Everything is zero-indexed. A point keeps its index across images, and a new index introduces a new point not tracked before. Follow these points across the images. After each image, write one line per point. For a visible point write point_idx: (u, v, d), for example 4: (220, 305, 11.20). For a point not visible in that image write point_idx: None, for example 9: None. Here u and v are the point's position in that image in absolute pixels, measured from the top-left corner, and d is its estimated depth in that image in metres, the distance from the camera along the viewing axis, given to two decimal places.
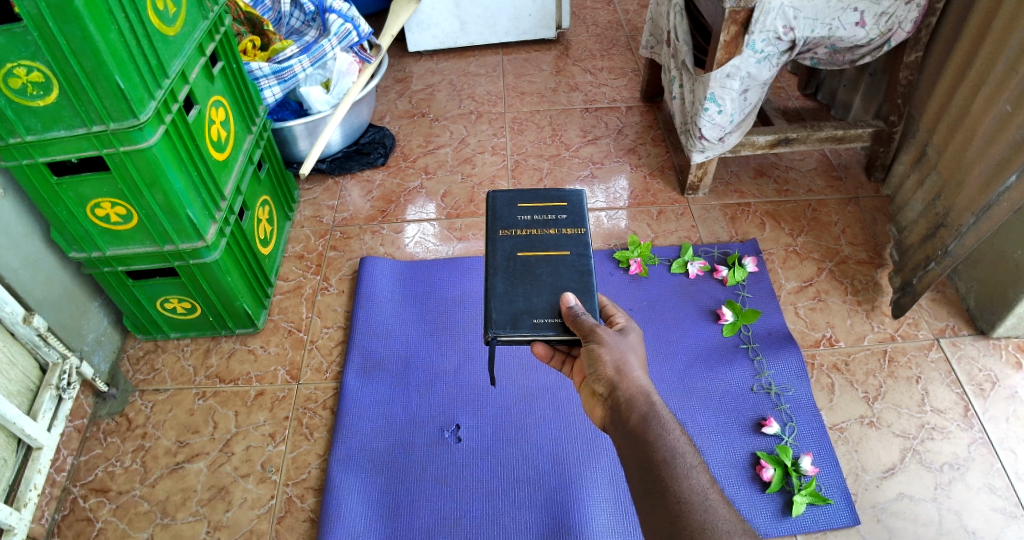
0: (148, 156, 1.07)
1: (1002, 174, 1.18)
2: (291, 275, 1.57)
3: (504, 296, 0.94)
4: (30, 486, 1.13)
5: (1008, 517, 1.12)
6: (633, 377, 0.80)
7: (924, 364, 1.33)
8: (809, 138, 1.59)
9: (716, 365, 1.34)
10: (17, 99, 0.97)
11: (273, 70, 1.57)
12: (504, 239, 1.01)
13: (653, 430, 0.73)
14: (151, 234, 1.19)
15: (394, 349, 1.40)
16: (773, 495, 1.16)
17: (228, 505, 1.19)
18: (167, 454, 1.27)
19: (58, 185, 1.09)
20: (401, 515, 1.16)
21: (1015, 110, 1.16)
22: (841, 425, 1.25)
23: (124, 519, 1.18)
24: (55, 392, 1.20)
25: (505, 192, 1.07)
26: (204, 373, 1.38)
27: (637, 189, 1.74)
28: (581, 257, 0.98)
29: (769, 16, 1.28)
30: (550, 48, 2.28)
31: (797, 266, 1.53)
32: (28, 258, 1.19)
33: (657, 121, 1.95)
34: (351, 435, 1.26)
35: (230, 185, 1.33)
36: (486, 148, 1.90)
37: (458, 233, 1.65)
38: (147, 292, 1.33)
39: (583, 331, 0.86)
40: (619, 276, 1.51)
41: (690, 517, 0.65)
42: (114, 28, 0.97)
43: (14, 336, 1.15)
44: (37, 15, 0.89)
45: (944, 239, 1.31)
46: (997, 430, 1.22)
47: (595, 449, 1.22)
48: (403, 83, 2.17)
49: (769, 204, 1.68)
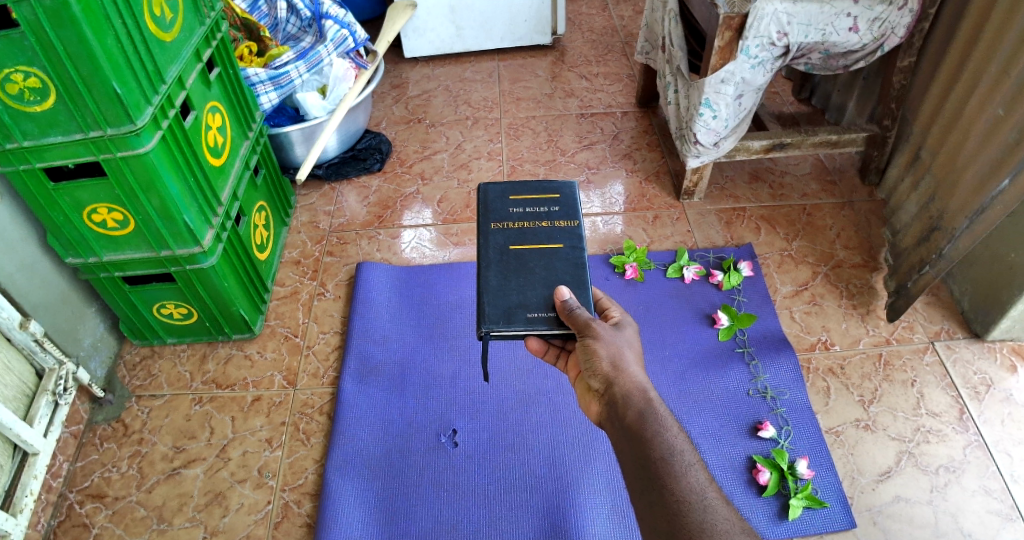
0: (145, 161, 1.07)
1: (996, 175, 1.19)
2: (288, 281, 1.57)
3: (498, 290, 0.95)
4: (26, 492, 1.12)
5: (1003, 520, 1.12)
6: (629, 373, 0.80)
7: (919, 367, 1.33)
8: (804, 143, 1.59)
9: (713, 369, 1.34)
10: (14, 105, 0.98)
11: (269, 76, 1.59)
12: (497, 232, 1.01)
13: (650, 427, 0.73)
14: (148, 239, 1.19)
15: (391, 354, 1.40)
16: (769, 498, 1.16)
17: (225, 511, 1.19)
18: (164, 459, 1.26)
19: (54, 190, 1.09)
20: (398, 520, 1.15)
21: (1008, 112, 1.17)
22: (838, 428, 1.25)
23: (121, 525, 1.18)
24: (51, 397, 1.20)
25: (497, 184, 1.07)
26: (201, 379, 1.39)
27: (632, 194, 1.75)
28: (574, 250, 0.99)
29: (763, 22, 1.29)
30: (546, 54, 2.29)
31: (792, 270, 1.54)
32: (25, 263, 1.19)
33: (652, 126, 1.96)
34: (347, 440, 1.26)
35: (227, 191, 1.33)
36: (482, 154, 1.91)
37: (455, 238, 1.66)
38: (143, 297, 1.33)
39: (578, 326, 0.87)
40: (615, 281, 1.52)
41: (690, 516, 0.65)
42: (112, 33, 0.97)
43: (11, 341, 1.15)
44: (35, 21, 0.90)
45: (938, 242, 1.32)
46: (993, 433, 1.23)
47: (592, 453, 1.22)
48: (400, 88, 2.18)
49: (764, 208, 1.69)
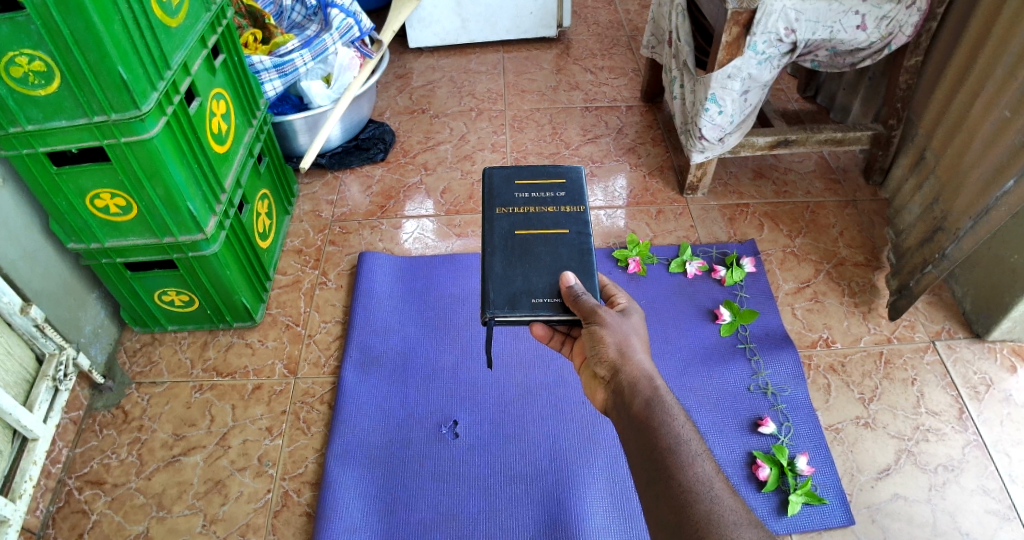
0: (148, 148, 1.06)
1: (1000, 178, 1.18)
2: (290, 270, 1.57)
3: (502, 276, 0.94)
4: (25, 477, 1.12)
5: (1001, 519, 1.12)
6: (635, 360, 0.80)
7: (920, 366, 1.34)
8: (808, 140, 1.59)
9: (715, 365, 1.34)
10: (19, 89, 0.97)
11: (274, 63, 1.57)
12: (502, 219, 1.01)
13: (656, 418, 0.73)
14: (151, 226, 1.19)
15: (393, 345, 1.40)
16: (769, 494, 1.16)
17: (224, 498, 1.19)
18: (164, 446, 1.26)
19: (57, 175, 1.09)
20: (399, 510, 1.15)
21: (1014, 114, 1.17)
22: (838, 425, 1.26)
23: (120, 512, 1.18)
24: (51, 383, 1.19)
25: (503, 170, 1.07)
26: (202, 366, 1.38)
27: (636, 188, 1.75)
28: (580, 236, 0.99)
29: (771, 18, 1.28)
30: (551, 46, 2.28)
31: (795, 267, 1.54)
32: (26, 251, 1.18)
33: (657, 120, 1.96)
34: (349, 430, 1.26)
35: (230, 178, 1.32)
36: (487, 145, 1.90)
37: (458, 230, 1.65)
38: (145, 284, 1.32)
39: (584, 312, 0.86)
40: (618, 274, 1.52)
41: (696, 507, 0.65)
42: (118, 19, 0.96)
43: (12, 326, 1.14)
44: (41, 4, 0.89)
45: (941, 242, 1.31)
46: (992, 433, 1.23)
47: (594, 446, 1.22)
48: (404, 79, 2.17)
49: (768, 205, 1.69)
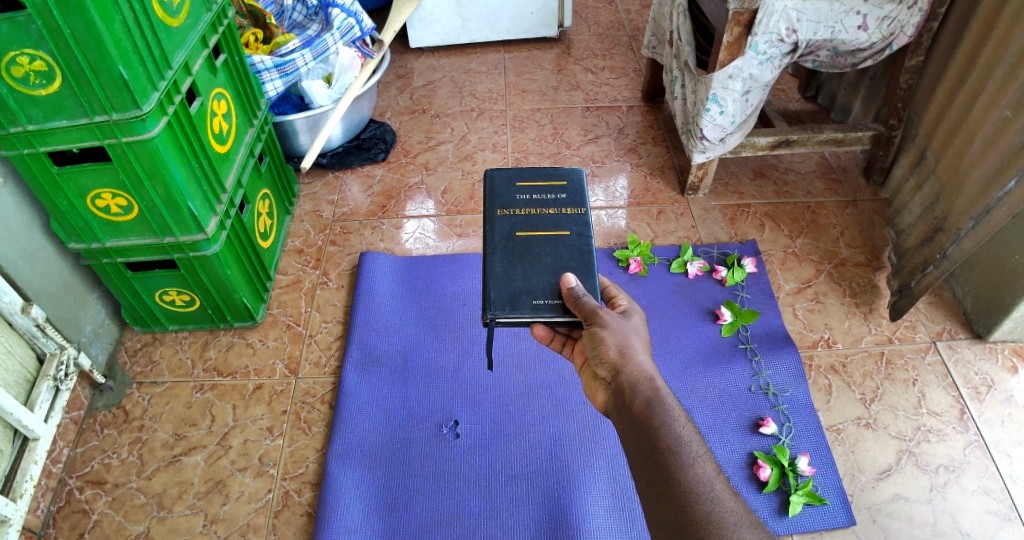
0: (149, 147, 1.06)
1: (1001, 179, 1.18)
2: (291, 270, 1.57)
3: (503, 276, 0.94)
4: (26, 477, 1.12)
5: (1002, 520, 1.12)
6: (636, 361, 0.80)
7: (921, 366, 1.34)
8: (809, 141, 1.59)
9: (715, 365, 1.34)
10: (19, 88, 0.97)
11: (275, 63, 1.57)
12: (502, 219, 1.01)
13: (657, 418, 0.73)
14: (151, 226, 1.19)
15: (393, 345, 1.40)
16: (770, 494, 1.16)
17: (224, 498, 1.19)
18: (164, 446, 1.26)
19: (58, 175, 1.09)
20: (399, 510, 1.15)
21: (1015, 115, 1.16)
22: (839, 425, 1.26)
23: (121, 512, 1.18)
24: (52, 383, 1.19)
25: (504, 170, 1.07)
26: (202, 366, 1.38)
27: (637, 189, 1.75)
28: (581, 237, 0.99)
29: (772, 18, 1.28)
30: (552, 46, 2.28)
31: (796, 268, 1.54)
32: (26, 250, 1.18)
33: (657, 120, 1.95)
34: (349, 430, 1.26)
35: (231, 178, 1.32)
36: (487, 145, 1.90)
37: (459, 230, 1.65)
38: (145, 284, 1.32)
39: (585, 313, 0.86)
40: (619, 275, 1.52)
41: (696, 507, 0.65)
42: (118, 18, 0.96)
43: (12, 326, 1.14)
44: (41, 4, 0.89)
45: (942, 242, 1.31)
46: (993, 433, 1.23)
47: (594, 446, 1.22)
48: (405, 79, 2.17)
49: (769, 205, 1.69)
